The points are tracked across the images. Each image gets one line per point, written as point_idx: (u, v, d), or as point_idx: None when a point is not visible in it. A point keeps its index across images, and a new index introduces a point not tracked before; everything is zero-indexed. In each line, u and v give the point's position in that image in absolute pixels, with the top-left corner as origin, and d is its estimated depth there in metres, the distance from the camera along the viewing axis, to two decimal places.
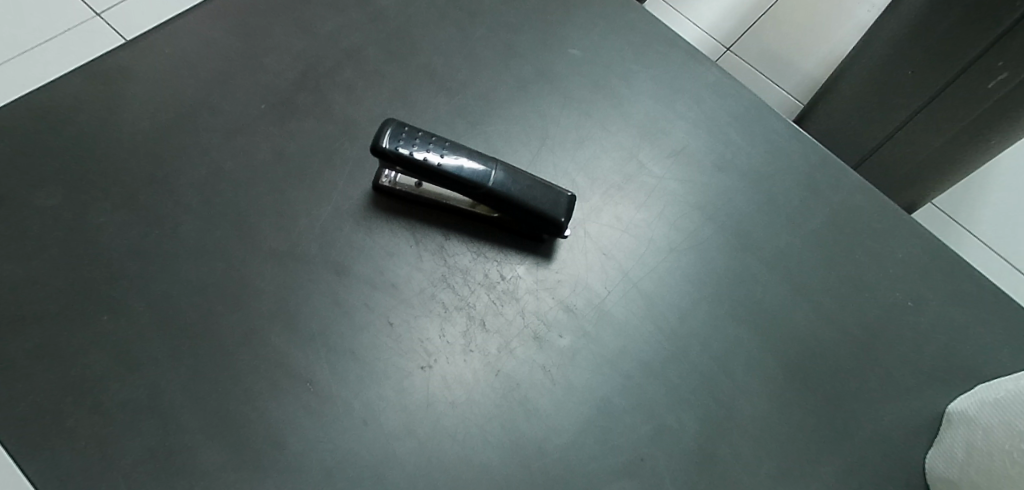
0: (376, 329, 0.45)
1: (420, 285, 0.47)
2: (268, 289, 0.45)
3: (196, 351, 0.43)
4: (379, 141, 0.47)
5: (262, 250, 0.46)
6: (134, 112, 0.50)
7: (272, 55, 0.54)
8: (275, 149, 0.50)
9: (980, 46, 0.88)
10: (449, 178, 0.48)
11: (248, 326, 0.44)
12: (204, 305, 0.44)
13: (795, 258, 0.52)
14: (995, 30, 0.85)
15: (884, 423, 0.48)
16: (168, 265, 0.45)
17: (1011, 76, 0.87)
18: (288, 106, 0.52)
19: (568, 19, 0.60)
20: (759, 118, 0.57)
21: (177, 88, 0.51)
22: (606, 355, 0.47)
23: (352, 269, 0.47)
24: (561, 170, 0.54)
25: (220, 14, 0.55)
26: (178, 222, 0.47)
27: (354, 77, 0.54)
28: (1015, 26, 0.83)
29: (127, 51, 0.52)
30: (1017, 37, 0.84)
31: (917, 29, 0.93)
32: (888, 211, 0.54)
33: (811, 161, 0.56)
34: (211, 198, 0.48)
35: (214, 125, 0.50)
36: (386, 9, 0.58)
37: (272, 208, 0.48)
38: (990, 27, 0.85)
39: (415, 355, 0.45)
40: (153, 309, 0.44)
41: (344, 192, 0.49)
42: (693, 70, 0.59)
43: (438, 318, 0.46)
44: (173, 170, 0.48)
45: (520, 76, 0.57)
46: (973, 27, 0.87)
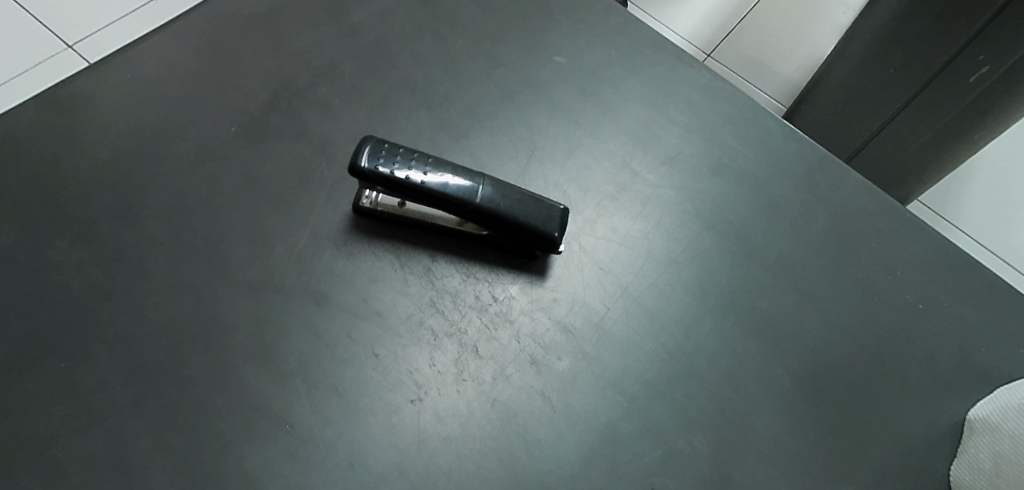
0: (361, 362, 0.42)
1: (408, 312, 0.44)
2: (243, 324, 0.42)
3: (165, 396, 0.40)
4: (357, 160, 0.44)
5: (236, 283, 0.43)
6: (95, 141, 0.47)
7: (242, 74, 0.51)
8: (247, 174, 0.47)
9: (964, 37, 0.85)
10: (434, 196, 0.45)
11: (222, 366, 0.41)
12: (174, 345, 0.41)
13: (801, 264, 0.49)
14: (976, 24, 0.82)
15: (906, 435, 0.45)
16: (133, 304, 0.42)
17: (991, 71, 0.84)
18: (260, 128, 0.49)
19: (551, 26, 0.58)
20: (755, 119, 0.55)
21: (140, 114, 0.48)
22: (609, 377, 0.44)
23: (334, 298, 0.44)
24: (551, 182, 0.51)
25: (185, 33, 0.52)
26: (145, 256, 0.43)
27: (330, 94, 0.51)
28: (995, 19, 0.80)
29: (86, 76, 0.49)
30: (997, 32, 0.81)
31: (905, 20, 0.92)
32: (895, 211, 0.52)
33: (812, 161, 0.53)
34: (179, 229, 0.45)
35: (181, 151, 0.47)
36: (361, 22, 0.55)
37: (246, 237, 0.45)
38: (971, 20, 0.83)
39: (404, 388, 0.42)
40: (118, 353, 0.41)
41: (322, 216, 0.46)
42: (684, 73, 0.57)
43: (428, 346, 0.43)
44: (138, 201, 0.45)
45: (504, 85, 0.54)
46: (957, 20, 0.85)
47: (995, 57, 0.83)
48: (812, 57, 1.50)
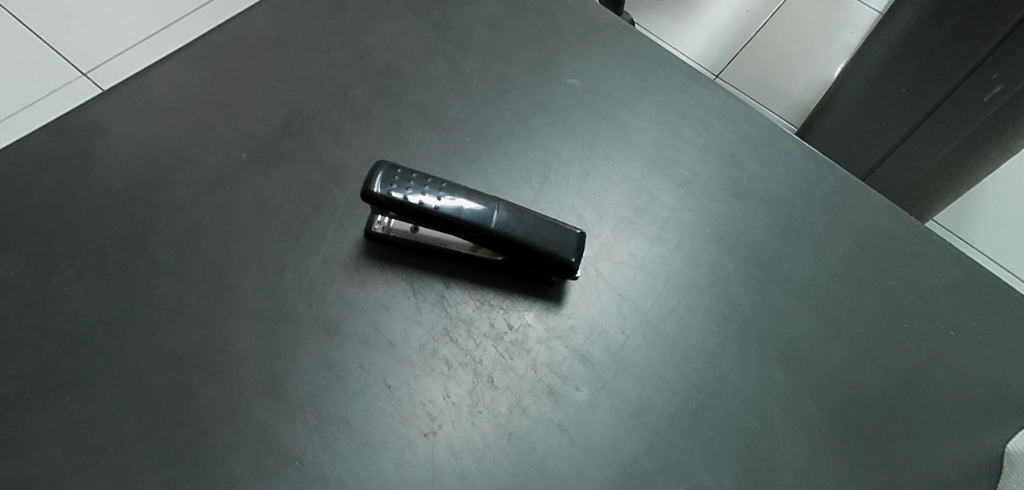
0: (373, 394, 0.41)
1: (421, 342, 0.43)
2: (251, 355, 0.41)
3: (171, 432, 0.38)
4: (370, 186, 0.44)
5: (245, 312, 0.42)
6: (105, 170, 0.46)
7: (254, 100, 0.51)
8: (257, 201, 0.47)
9: (976, 57, 0.84)
10: (447, 221, 0.44)
11: (231, 398, 0.40)
12: (182, 378, 0.40)
13: (826, 289, 0.48)
14: (987, 44, 0.82)
15: (943, 469, 0.43)
16: (141, 334, 0.41)
17: (1006, 89, 0.83)
18: (271, 155, 0.49)
19: (564, 48, 0.57)
20: (773, 140, 0.54)
21: (152, 141, 0.48)
22: (630, 408, 0.42)
23: (345, 327, 0.43)
24: (566, 206, 0.50)
25: (198, 60, 0.52)
26: (153, 286, 0.43)
27: (342, 119, 0.51)
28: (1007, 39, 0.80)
29: (99, 104, 0.49)
30: (1010, 50, 0.80)
31: (908, 42, 0.91)
32: (921, 234, 0.50)
33: (833, 183, 0.52)
34: (189, 257, 0.44)
35: (192, 178, 0.47)
36: (373, 47, 0.55)
37: (256, 265, 0.44)
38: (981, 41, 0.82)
39: (417, 421, 0.41)
40: (125, 385, 0.40)
41: (334, 243, 0.46)
42: (699, 94, 0.56)
43: (441, 376, 0.42)
44: (148, 229, 0.45)
45: (517, 108, 0.54)
46: (965, 42, 0.84)
47: (1009, 75, 0.81)
48: (821, 77, 1.50)
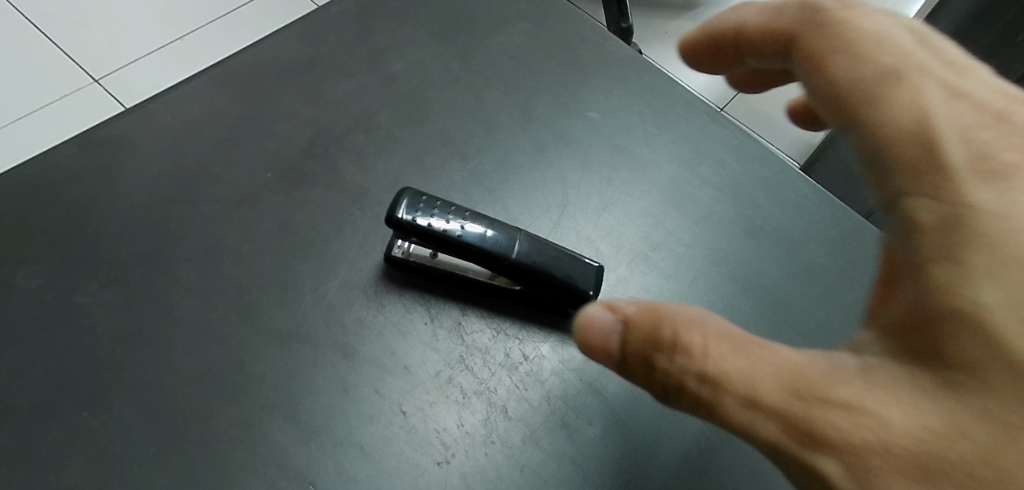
0: (387, 419, 0.41)
1: (436, 368, 0.43)
2: (268, 375, 0.41)
3: (185, 449, 0.39)
4: (395, 211, 0.44)
5: (264, 331, 0.43)
6: (132, 183, 0.47)
7: (280, 120, 0.51)
8: (280, 220, 0.47)
9: None
10: (469, 249, 0.44)
11: (246, 418, 0.40)
12: (197, 396, 0.40)
13: (837, 333, 0.48)
14: None
15: None
16: (159, 349, 0.41)
17: None
18: (295, 175, 0.49)
19: (585, 81, 0.58)
20: (788, 181, 0.54)
21: (178, 157, 0.49)
22: (642, 445, 0.42)
23: (362, 351, 0.43)
24: (583, 238, 0.51)
25: (228, 78, 0.53)
26: (173, 302, 0.43)
27: (365, 143, 0.52)
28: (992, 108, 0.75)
29: (128, 118, 0.49)
30: None
31: None
32: None
33: (845, 227, 0.52)
34: (211, 274, 0.44)
35: (217, 195, 0.47)
36: (398, 72, 0.56)
37: (276, 285, 0.44)
38: None
39: (431, 448, 0.41)
40: (141, 401, 0.40)
41: (354, 266, 0.46)
42: (716, 132, 0.57)
43: (455, 404, 0.42)
44: (171, 244, 0.45)
45: (537, 139, 0.55)
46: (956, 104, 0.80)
47: None
48: None
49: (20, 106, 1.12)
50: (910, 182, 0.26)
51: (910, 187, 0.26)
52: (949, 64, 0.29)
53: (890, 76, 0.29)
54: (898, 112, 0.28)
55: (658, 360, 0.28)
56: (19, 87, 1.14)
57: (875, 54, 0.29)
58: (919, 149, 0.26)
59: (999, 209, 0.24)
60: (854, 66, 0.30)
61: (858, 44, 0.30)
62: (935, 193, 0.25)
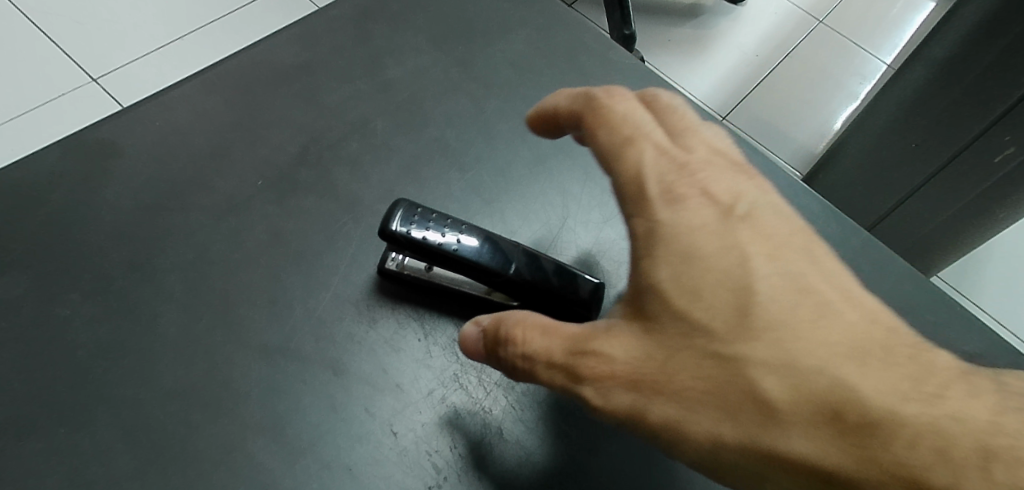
0: (377, 440, 0.39)
1: (429, 387, 0.42)
2: (253, 392, 0.40)
3: (165, 470, 0.37)
4: (388, 223, 0.42)
5: (250, 346, 0.41)
6: (118, 189, 0.46)
7: (273, 126, 0.50)
8: (270, 230, 0.46)
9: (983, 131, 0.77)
10: (465, 263, 0.43)
11: (229, 437, 0.38)
12: (179, 414, 0.38)
13: None
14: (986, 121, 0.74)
15: None
16: (141, 364, 0.40)
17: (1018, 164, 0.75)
18: (287, 183, 0.48)
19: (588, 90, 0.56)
20: (795, 196, 0.53)
21: (167, 163, 0.47)
22: (645, 471, 0.41)
23: (353, 368, 0.41)
24: (583, 252, 0.49)
25: (221, 82, 0.51)
26: (156, 314, 0.41)
27: (360, 151, 0.50)
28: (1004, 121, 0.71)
29: (115, 122, 0.48)
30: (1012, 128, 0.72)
31: None
32: (945, 301, 0.49)
33: (855, 244, 0.51)
34: (197, 286, 0.43)
35: (206, 203, 0.46)
36: (396, 78, 0.54)
37: (263, 297, 0.43)
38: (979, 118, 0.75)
39: (422, 471, 0.39)
40: (121, 418, 0.38)
41: (346, 278, 0.44)
42: None
43: (448, 425, 0.41)
44: (156, 254, 0.44)
45: (538, 149, 0.53)
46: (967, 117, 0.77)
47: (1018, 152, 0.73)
48: None
49: (16, 106, 1.11)
50: (641, 219, 0.34)
51: (638, 215, 0.34)
52: (670, 134, 0.37)
53: (626, 142, 0.37)
54: (626, 166, 0.36)
55: (494, 353, 0.37)
56: (15, 86, 1.13)
57: (620, 125, 0.38)
58: (636, 189, 0.35)
59: (684, 227, 0.32)
60: (611, 136, 0.38)
61: (610, 117, 0.38)
62: (646, 222, 0.34)
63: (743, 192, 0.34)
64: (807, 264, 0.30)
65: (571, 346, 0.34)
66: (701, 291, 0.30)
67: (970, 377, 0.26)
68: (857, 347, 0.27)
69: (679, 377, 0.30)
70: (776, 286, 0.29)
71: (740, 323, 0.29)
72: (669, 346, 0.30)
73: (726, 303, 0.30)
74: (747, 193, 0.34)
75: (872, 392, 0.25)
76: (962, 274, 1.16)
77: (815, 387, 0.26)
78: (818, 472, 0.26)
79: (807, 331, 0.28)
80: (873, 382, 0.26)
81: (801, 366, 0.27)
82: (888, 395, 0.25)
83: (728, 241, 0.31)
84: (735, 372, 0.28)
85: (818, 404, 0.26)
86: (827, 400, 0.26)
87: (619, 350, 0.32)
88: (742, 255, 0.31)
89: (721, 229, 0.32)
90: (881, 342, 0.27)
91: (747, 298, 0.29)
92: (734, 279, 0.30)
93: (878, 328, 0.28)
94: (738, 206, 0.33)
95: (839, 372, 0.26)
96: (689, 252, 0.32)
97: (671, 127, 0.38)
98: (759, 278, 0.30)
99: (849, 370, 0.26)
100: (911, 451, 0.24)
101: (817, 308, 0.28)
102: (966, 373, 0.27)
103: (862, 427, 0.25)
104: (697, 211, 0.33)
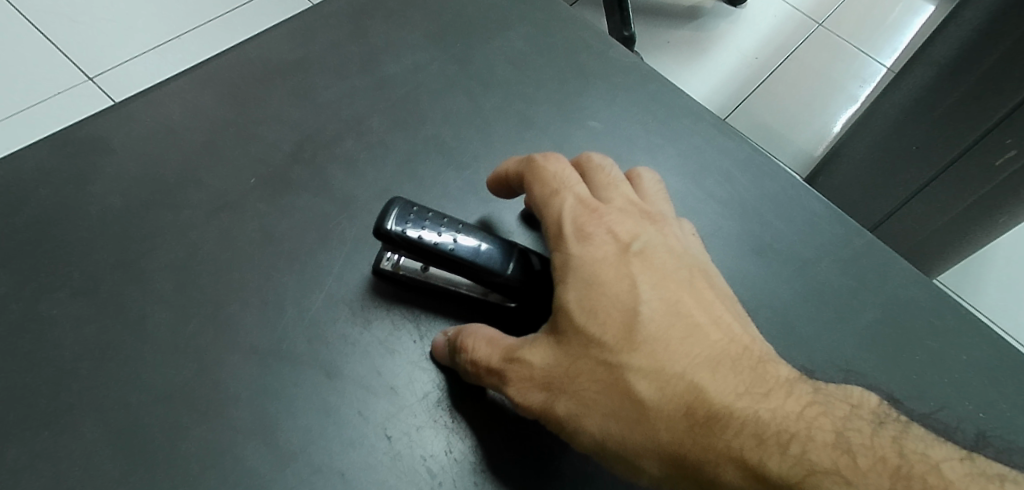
0: (370, 444, 0.38)
1: (424, 390, 0.41)
2: (243, 395, 0.39)
3: (150, 474, 0.36)
4: (383, 221, 0.40)
5: (240, 347, 0.40)
6: (106, 187, 0.45)
7: (266, 123, 0.49)
8: (262, 228, 0.45)
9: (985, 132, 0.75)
10: (462, 264, 0.41)
11: (218, 441, 0.37)
12: (166, 417, 0.37)
13: (850, 358, 0.45)
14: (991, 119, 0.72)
15: None
16: (128, 365, 0.39)
17: None
18: (280, 181, 0.47)
19: (587, 88, 0.56)
20: (796, 197, 0.52)
21: (157, 160, 0.46)
22: None
23: (345, 370, 0.40)
24: None
25: (213, 79, 0.50)
26: (144, 314, 0.40)
27: (355, 149, 0.49)
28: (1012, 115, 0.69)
29: (105, 118, 0.47)
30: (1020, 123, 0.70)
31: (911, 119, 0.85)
32: (949, 305, 0.48)
33: (857, 246, 0.50)
34: (185, 285, 0.42)
35: (196, 200, 0.45)
36: (392, 76, 0.53)
37: (255, 297, 0.42)
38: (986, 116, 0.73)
39: (416, 477, 0.38)
40: (106, 420, 0.37)
41: (339, 278, 0.43)
42: (723, 144, 0.54)
43: (444, 429, 0.40)
44: (145, 253, 0.43)
45: (536, 148, 0.52)
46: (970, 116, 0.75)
47: None
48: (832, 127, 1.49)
49: (12, 105, 1.10)
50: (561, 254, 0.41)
51: (557, 250, 0.42)
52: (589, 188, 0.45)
53: (551, 194, 0.43)
54: (551, 215, 0.43)
55: (454, 360, 0.40)
56: (11, 84, 1.12)
57: (549, 180, 0.44)
58: (557, 235, 0.42)
59: (590, 261, 0.40)
60: (544, 189, 0.43)
61: (544, 174, 0.44)
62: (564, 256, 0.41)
63: (640, 233, 0.42)
64: (685, 292, 0.40)
65: (505, 354, 0.39)
66: (598, 311, 0.38)
67: (792, 381, 0.36)
68: (712, 358, 0.36)
69: (581, 382, 0.37)
70: (655, 309, 0.38)
71: (627, 338, 0.37)
72: (576, 358, 0.38)
73: (617, 323, 0.38)
74: (643, 234, 0.42)
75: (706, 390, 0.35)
76: (963, 276, 1.16)
77: (674, 389, 0.35)
78: (671, 449, 0.34)
79: (675, 343, 0.37)
80: (715, 379, 0.35)
81: (665, 371, 0.36)
82: (725, 395, 0.34)
83: (620, 274, 0.40)
84: (618, 376, 0.36)
85: (675, 403, 0.35)
86: (686, 400, 0.35)
87: (540, 360, 0.38)
88: (633, 282, 0.40)
89: (619, 262, 0.40)
90: (732, 355, 0.37)
91: (633, 319, 0.38)
92: (625, 305, 0.39)
93: (732, 345, 0.37)
94: (633, 244, 0.42)
95: (688, 373, 0.36)
96: (590, 280, 0.40)
97: (597, 182, 0.45)
98: (642, 301, 0.39)
99: (703, 376, 0.35)
100: (736, 436, 0.33)
101: (686, 330, 0.38)
102: (796, 379, 0.36)
103: (707, 421, 0.34)
104: (600, 250, 0.41)
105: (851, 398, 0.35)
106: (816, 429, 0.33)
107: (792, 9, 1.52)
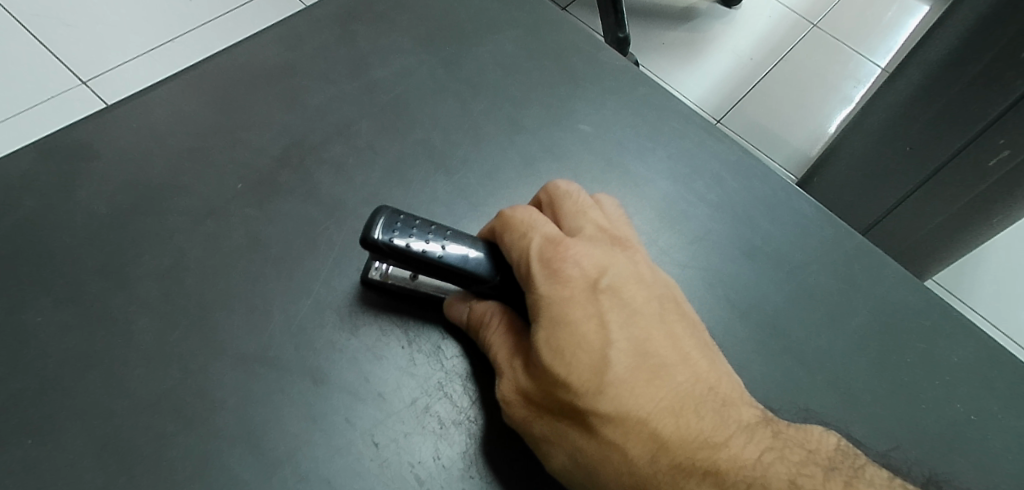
0: (358, 451, 0.38)
1: (412, 396, 0.40)
2: (230, 402, 0.38)
3: (135, 483, 0.36)
4: (369, 233, 0.39)
5: (227, 354, 0.40)
6: (93, 193, 0.44)
7: (254, 128, 0.49)
8: (249, 234, 0.44)
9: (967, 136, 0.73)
10: (452, 272, 0.40)
11: (203, 448, 0.37)
12: (152, 425, 0.37)
13: (840, 361, 0.45)
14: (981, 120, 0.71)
15: None
16: (114, 373, 0.39)
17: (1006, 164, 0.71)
18: (267, 186, 0.46)
19: (577, 91, 0.55)
20: (787, 199, 0.52)
21: (144, 166, 0.46)
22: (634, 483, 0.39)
23: (333, 376, 0.40)
24: None
25: (200, 84, 0.50)
26: (130, 322, 0.40)
27: (344, 153, 0.49)
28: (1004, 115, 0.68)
29: (91, 124, 0.47)
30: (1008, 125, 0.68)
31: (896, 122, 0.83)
32: (940, 307, 0.47)
33: (848, 249, 0.50)
34: (172, 292, 0.42)
35: (183, 206, 0.45)
36: (381, 80, 0.53)
37: (242, 304, 0.42)
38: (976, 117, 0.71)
39: (404, 483, 0.38)
40: (91, 429, 0.37)
41: (327, 284, 0.43)
42: (713, 146, 0.54)
43: (432, 435, 0.39)
44: (131, 260, 0.42)
45: (526, 152, 0.52)
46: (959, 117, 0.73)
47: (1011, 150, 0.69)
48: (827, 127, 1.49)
49: (4, 109, 1.10)
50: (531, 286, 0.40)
51: (527, 287, 0.40)
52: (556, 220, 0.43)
53: (519, 225, 0.41)
54: (517, 252, 0.41)
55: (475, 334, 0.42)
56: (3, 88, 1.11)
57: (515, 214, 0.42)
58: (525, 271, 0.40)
59: (559, 300, 0.39)
60: (512, 221, 0.42)
61: (508, 216, 0.42)
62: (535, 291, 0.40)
63: (609, 266, 0.41)
64: (655, 330, 0.39)
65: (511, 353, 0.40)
66: (566, 353, 0.37)
67: (754, 426, 0.36)
68: (678, 403, 0.37)
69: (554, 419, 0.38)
70: (623, 351, 0.38)
71: (595, 381, 0.37)
72: (549, 395, 0.38)
73: (586, 365, 0.37)
74: (613, 266, 0.41)
75: (670, 436, 0.36)
76: (958, 276, 1.16)
77: (639, 434, 0.36)
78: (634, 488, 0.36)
79: (641, 387, 0.37)
80: (678, 426, 0.36)
81: (632, 417, 0.36)
82: (689, 443, 0.35)
83: (589, 315, 0.39)
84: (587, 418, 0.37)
85: (641, 446, 0.36)
86: (650, 446, 0.36)
87: (522, 383, 0.39)
88: (601, 323, 0.39)
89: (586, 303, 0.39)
90: (698, 398, 0.37)
91: (603, 362, 0.37)
92: (593, 347, 0.38)
93: (698, 387, 0.38)
94: (602, 280, 0.40)
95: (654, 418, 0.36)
96: (561, 319, 0.38)
97: (564, 211, 0.44)
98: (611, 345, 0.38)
99: (667, 422, 0.36)
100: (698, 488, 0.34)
101: (654, 371, 0.38)
102: (759, 423, 0.36)
103: (671, 467, 0.35)
104: (567, 288, 0.39)
105: (809, 444, 0.36)
106: (772, 477, 0.34)
107: (786, 10, 1.52)
